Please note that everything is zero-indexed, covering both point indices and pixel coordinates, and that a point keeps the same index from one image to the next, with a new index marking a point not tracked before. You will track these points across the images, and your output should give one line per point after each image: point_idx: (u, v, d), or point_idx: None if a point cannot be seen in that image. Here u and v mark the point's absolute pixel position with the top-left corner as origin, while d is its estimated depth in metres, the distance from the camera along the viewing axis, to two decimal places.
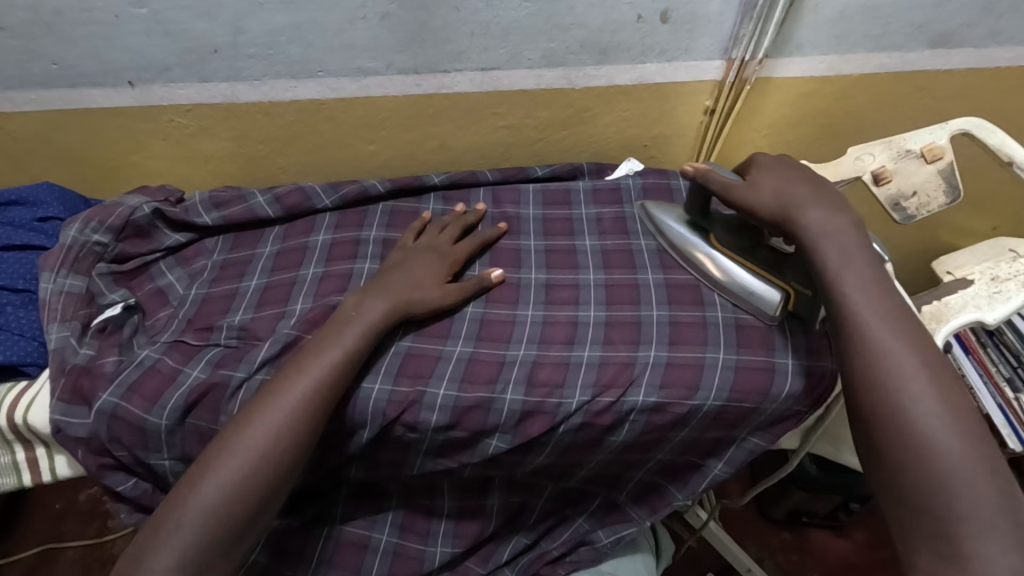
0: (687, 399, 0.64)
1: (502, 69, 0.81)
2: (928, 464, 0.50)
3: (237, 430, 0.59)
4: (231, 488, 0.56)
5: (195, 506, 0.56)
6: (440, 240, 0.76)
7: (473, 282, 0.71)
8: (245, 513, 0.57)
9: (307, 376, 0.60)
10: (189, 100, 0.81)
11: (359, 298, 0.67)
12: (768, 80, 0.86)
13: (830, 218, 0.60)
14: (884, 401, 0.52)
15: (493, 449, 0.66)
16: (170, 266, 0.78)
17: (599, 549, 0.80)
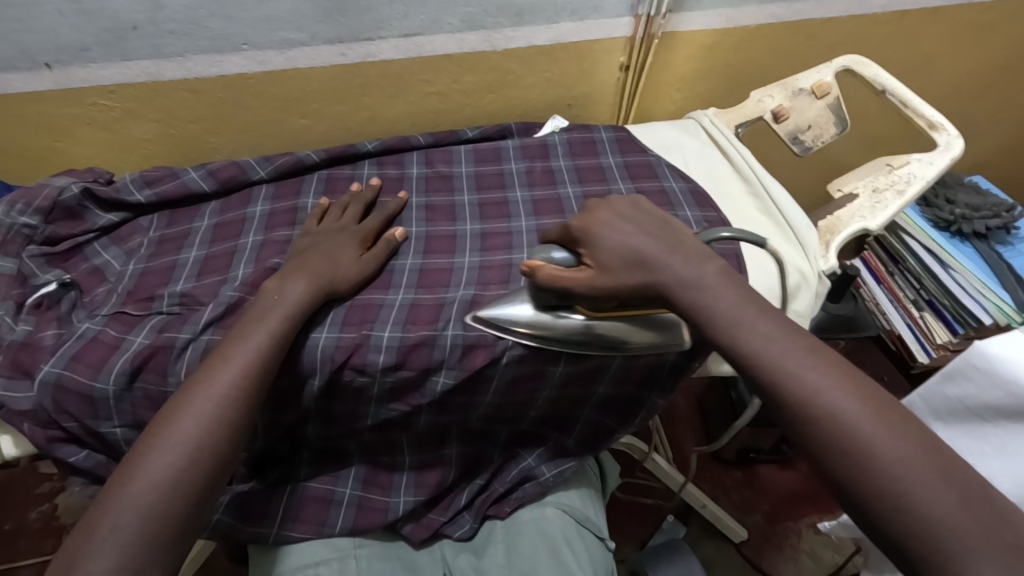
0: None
1: (426, 35, 0.85)
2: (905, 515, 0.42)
3: (164, 426, 0.55)
4: (168, 480, 0.52)
5: (128, 502, 0.50)
6: (344, 223, 0.76)
7: (384, 247, 0.74)
8: (182, 507, 0.52)
9: (238, 362, 0.59)
10: (112, 81, 0.81)
11: (280, 281, 0.67)
12: (674, 34, 0.92)
13: (691, 272, 0.55)
14: (839, 460, 0.45)
15: (441, 386, 0.69)
16: (105, 245, 0.78)
17: (543, 483, 0.83)
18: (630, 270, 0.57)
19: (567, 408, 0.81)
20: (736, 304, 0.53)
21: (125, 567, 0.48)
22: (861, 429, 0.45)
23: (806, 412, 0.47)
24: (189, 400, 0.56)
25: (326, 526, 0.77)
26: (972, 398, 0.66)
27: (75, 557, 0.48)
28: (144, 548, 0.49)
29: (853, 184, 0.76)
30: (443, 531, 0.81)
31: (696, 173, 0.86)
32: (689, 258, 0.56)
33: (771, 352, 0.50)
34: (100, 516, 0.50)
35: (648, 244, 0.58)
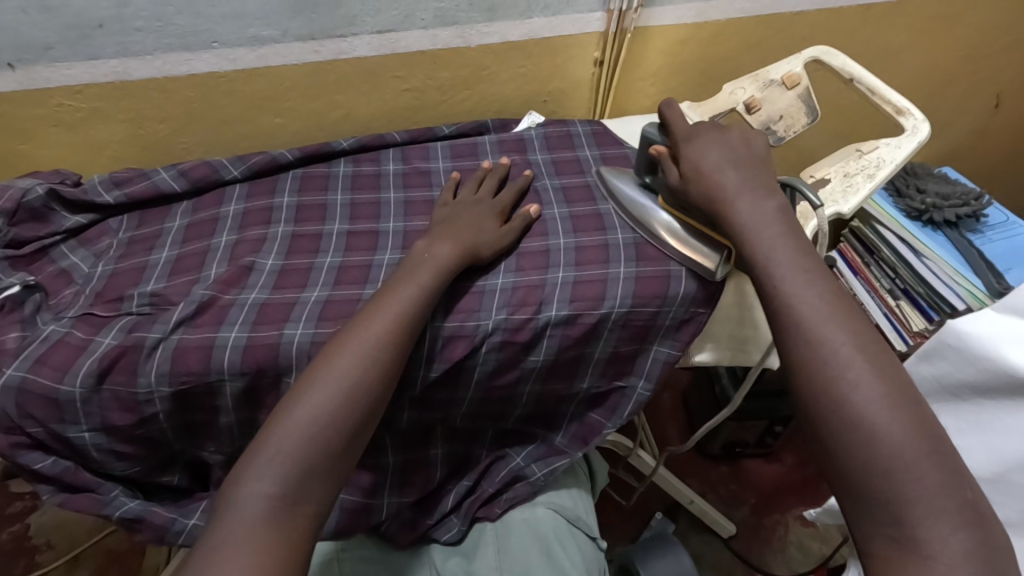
0: (597, 308, 0.70)
1: (399, 31, 0.84)
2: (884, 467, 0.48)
3: (324, 363, 0.59)
4: (327, 415, 0.56)
5: (294, 433, 0.54)
6: (481, 195, 0.78)
7: (520, 221, 0.75)
8: (334, 441, 0.56)
9: (388, 312, 0.63)
10: (77, 81, 0.79)
11: (428, 243, 0.71)
12: (647, 28, 0.93)
13: (757, 207, 0.64)
14: (835, 414, 0.51)
15: (422, 380, 0.69)
16: (72, 248, 0.76)
17: (534, 482, 0.80)
18: (695, 183, 0.67)
19: (552, 405, 0.81)
20: (785, 246, 0.60)
21: (283, 492, 0.52)
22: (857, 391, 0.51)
23: (815, 361, 0.53)
24: (342, 345, 0.60)
25: None
26: (947, 375, 0.67)
27: (246, 472, 0.53)
28: (301, 477, 0.53)
29: (824, 169, 0.76)
30: (432, 534, 0.78)
31: None
32: (756, 195, 0.65)
33: (806, 311, 0.55)
34: (267, 438, 0.54)
35: (729, 169, 0.67)
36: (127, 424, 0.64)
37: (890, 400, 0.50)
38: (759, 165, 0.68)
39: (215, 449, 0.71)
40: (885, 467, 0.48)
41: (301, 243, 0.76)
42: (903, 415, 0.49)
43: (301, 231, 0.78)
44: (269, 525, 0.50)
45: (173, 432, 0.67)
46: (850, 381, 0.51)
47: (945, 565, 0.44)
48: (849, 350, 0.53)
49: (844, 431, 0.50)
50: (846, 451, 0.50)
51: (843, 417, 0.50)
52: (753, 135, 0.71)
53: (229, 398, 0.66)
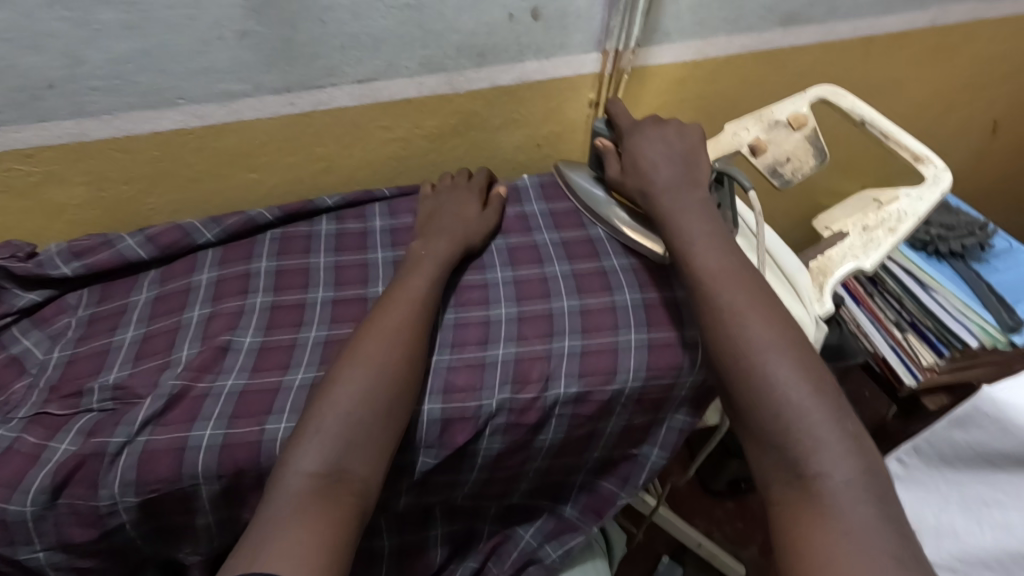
0: (609, 383, 0.65)
1: (383, 80, 0.79)
2: (776, 408, 0.52)
3: (352, 348, 0.61)
4: (364, 395, 0.57)
5: (332, 411, 0.56)
6: (464, 182, 0.82)
7: (497, 201, 0.80)
8: (372, 419, 0.56)
9: (409, 296, 0.65)
10: (27, 144, 0.72)
11: (425, 240, 0.72)
12: (645, 68, 0.89)
13: (685, 198, 0.67)
14: (735, 364, 0.55)
15: (420, 468, 0.63)
16: (25, 330, 0.69)
17: (548, 566, 0.73)
18: (632, 173, 0.72)
19: (562, 476, 0.74)
20: (705, 219, 0.65)
21: (322, 469, 0.53)
22: (756, 339, 0.56)
23: (720, 315, 0.58)
24: (365, 329, 0.62)
25: None
26: (982, 444, 0.62)
27: (292, 450, 0.54)
28: (342, 451, 0.54)
29: (841, 222, 0.73)
30: None
31: None
32: (687, 188, 0.68)
33: (713, 271, 0.61)
34: (308, 418, 0.56)
35: (663, 161, 0.70)
36: (88, 539, 0.56)
37: (779, 348, 0.55)
38: (695, 158, 0.71)
39: (192, 550, 0.63)
40: (776, 410, 0.52)
41: (282, 316, 0.70)
42: (792, 362, 0.54)
43: (282, 301, 0.72)
44: (312, 500, 0.51)
45: (144, 540, 0.60)
46: (758, 342, 0.55)
47: (834, 496, 0.48)
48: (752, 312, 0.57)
49: (742, 382, 0.55)
50: (743, 401, 0.54)
51: (740, 370, 0.55)
52: (691, 132, 0.74)
53: (206, 501, 0.59)
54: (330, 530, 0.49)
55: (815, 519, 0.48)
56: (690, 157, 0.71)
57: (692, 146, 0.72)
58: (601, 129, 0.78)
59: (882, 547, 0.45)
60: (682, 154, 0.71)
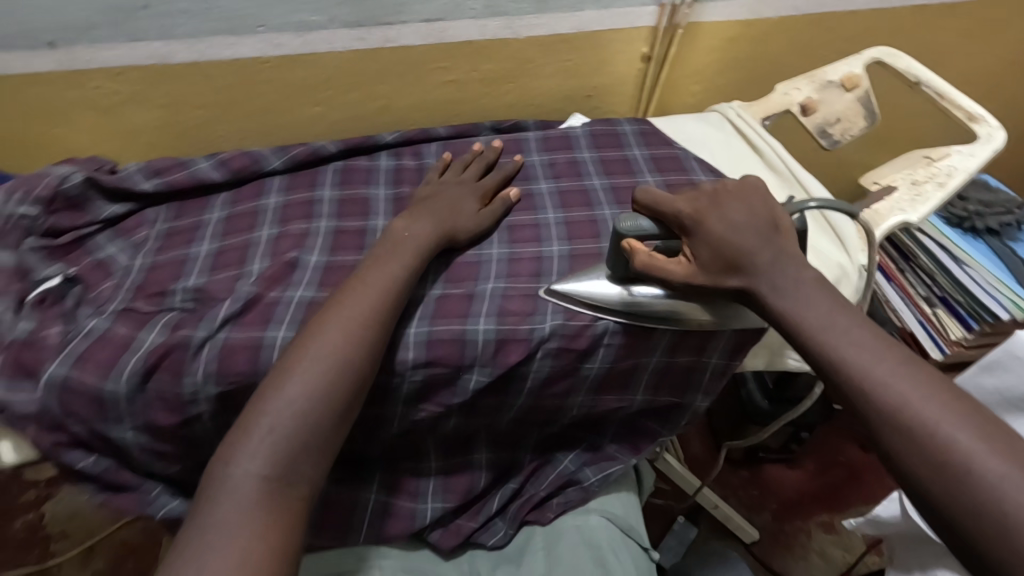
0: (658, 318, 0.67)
1: (447, 20, 0.82)
2: (964, 477, 0.47)
3: (307, 339, 0.57)
4: (316, 390, 0.54)
5: (282, 411, 0.53)
6: (465, 177, 0.78)
7: (500, 205, 0.75)
8: (326, 423, 0.54)
9: (376, 288, 0.61)
10: (119, 63, 0.78)
11: (408, 221, 0.69)
12: (698, 24, 0.91)
13: (751, 238, 0.61)
14: (897, 434, 0.50)
15: (473, 384, 0.65)
16: (109, 238, 0.73)
17: (587, 488, 0.77)
18: (728, 272, 0.61)
19: (605, 412, 0.77)
20: (756, 245, 0.60)
21: (272, 474, 0.51)
22: (911, 401, 0.51)
23: (854, 379, 0.53)
24: (325, 320, 0.58)
25: (348, 534, 0.70)
26: (1014, 387, 0.64)
27: (235, 451, 0.51)
28: (292, 458, 0.52)
29: (889, 177, 0.75)
30: (476, 539, 0.74)
31: (724, 165, 0.84)
32: (756, 233, 0.61)
33: (832, 330, 0.56)
34: (256, 417, 0.52)
35: (752, 241, 0.60)
36: (171, 425, 0.61)
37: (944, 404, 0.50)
38: (781, 226, 0.62)
39: None
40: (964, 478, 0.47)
41: (344, 240, 0.74)
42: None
43: (344, 227, 0.75)
44: (258, 508, 0.49)
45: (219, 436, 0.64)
46: (841, 365, 0.54)
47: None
48: (966, 436, 0.48)
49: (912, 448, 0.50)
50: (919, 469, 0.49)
51: (978, 515, 0.46)
52: (750, 193, 0.63)
53: None
54: (279, 539, 0.48)
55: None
56: (748, 197, 0.63)
57: (755, 190, 0.64)
58: (647, 229, 0.64)
59: None
60: (732, 195, 0.63)
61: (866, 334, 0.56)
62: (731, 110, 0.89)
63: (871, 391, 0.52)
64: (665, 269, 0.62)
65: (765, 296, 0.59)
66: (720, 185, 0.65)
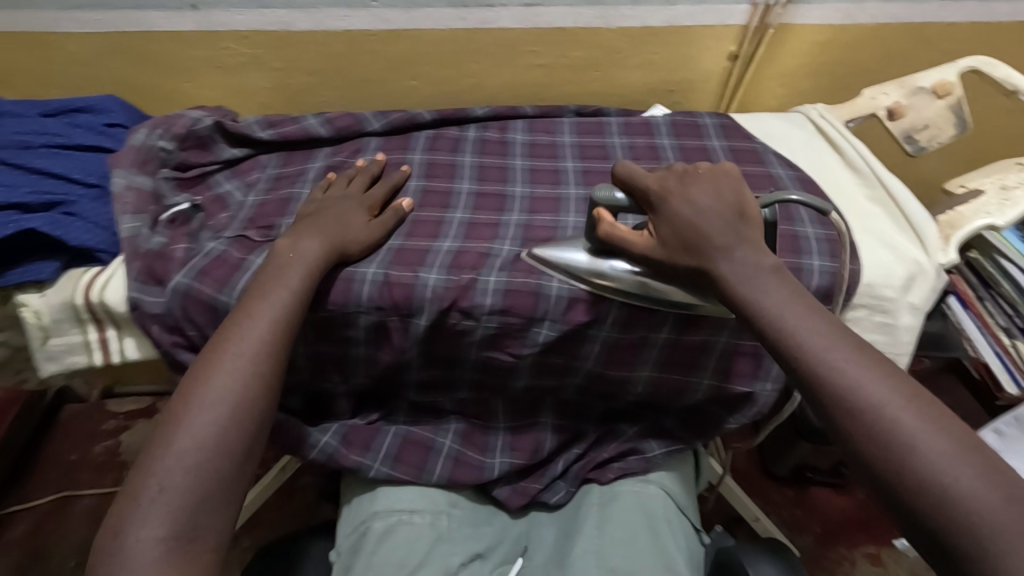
0: None
1: (545, 6, 0.87)
2: (886, 425, 0.48)
3: (196, 388, 0.56)
4: (209, 437, 0.53)
5: (175, 466, 0.51)
6: (350, 190, 0.74)
7: (392, 215, 0.72)
8: (224, 467, 0.53)
9: (262, 319, 0.59)
10: (247, 27, 0.87)
11: (294, 240, 0.66)
12: (789, 26, 0.93)
13: (715, 222, 0.60)
14: (820, 384, 0.51)
15: (543, 337, 0.69)
16: (227, 177, 0.82)
17: (649, 459, 0.78)
18: (685, 250, 0.60)
19: (670, 394, 0.78)
20: (724, 230, 0.59)
21: (174, 531, 0.49)
22: (831, 356, 0.52)
23: (780, 333, 0.54)
24: (215, 363, 0.57)
25: (424, 474, 0.75)
26: None
27: (128, 517, 0.49)
28: (194, 510, 0.51)
29: (977, 180, 0.79)
30: (540, 498, 0.78)
31: (803, 162, 0.85)
32: (722, 218, 0.60)
33: (771, 303, 0.55)
34: (143, 480, 0.51)
35: (716, 223, 0.59)
36: None
37: (857, 354, 0.52)
38: (748, 215, 0.61)
39: (342, 381, 0.75)
40: (886, 427, 0.48)
41: (431, 198, 0.78)
42: (978, 476, 0.45)
43: (432, 186, 0.80)
44: (163, 569, 0.48)
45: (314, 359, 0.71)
46: (777, 321, 0.54)
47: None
48: (905, 408, 0.49)
49: (835, 402, 0.50)
50: (841, 419, 0.50)
51: (894, 460, 0.47)
52: (722, 178, 0.64)
53: (363, 329, 0.69)
54: None
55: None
56: (716, 181, 0.64)
57: (730, 179, 0.64)
58: (621, 203, 0.64)
59: None
60: (706, 179, 0.63)
61: (814, 312, 0.55)
62: (815, 110, 0.91)
63: (824, 373, 0.51)
64: (627, 240, 0.62)
65: (724, 278, 0.57)
66: (692, 168, 0.66)
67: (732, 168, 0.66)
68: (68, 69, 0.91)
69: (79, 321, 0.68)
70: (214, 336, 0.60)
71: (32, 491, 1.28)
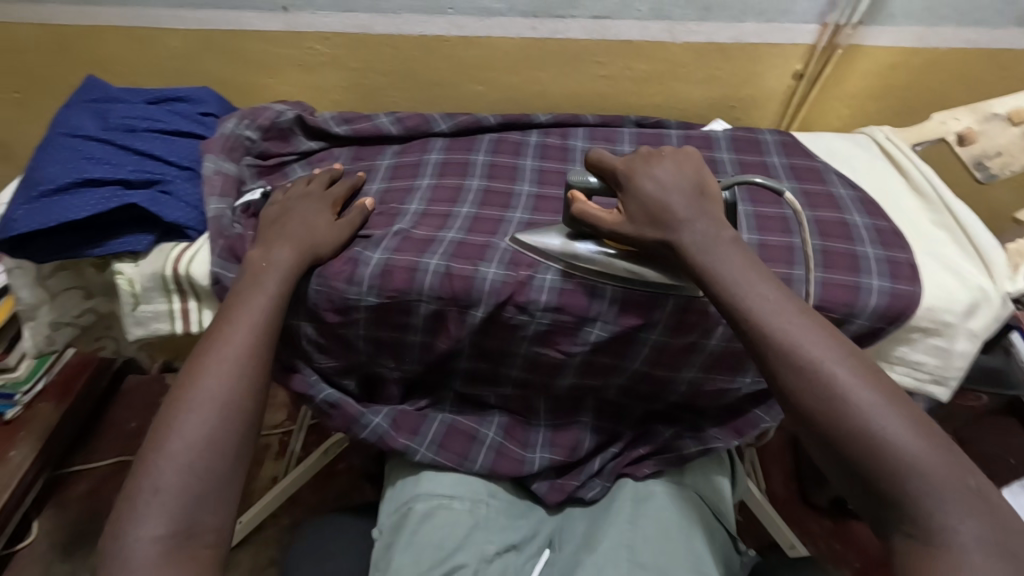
0: (840, 313, 0.68)
1: (614, 18, 0.90)
2: (827, 385, 0.53)
3: (186, 393, 0.60)
4: (200, 437, 0.57)
5: (169, 466, 0.55)
6: (313, 189, 0.78)
7: (355, 214, 0.76)
8: (217, 464, 0.57)
9: (245, 326, 0.64)
10: (331, 29, 0.93)
11: (265, 249, 0.70)
12: (859, 47, 0.93)
13: (675, 197, 0.62)
14: (769, 346, 0.55)
15: (594, 336, 0.71)
16: (302, 167, 0.88)
17: (686, 455, 0.79)
18: (651, 225, 0.62)
19: (711, 399, 0.79)
20: (687, 205, 0.62)
21: (174, 526, 0.53)
22: (779, 320, 0.55)
23: (734, 299, 0.57)
24: (203, 371, 0.61)
25: (467, 463, 0.77)
26: None
27: (129, 520, 0.53)
28: (191, 505, 0.55)
29: None
30: (577, 495, 0.79)
31: (866, 183, 0.84)
32: (684, 193, 0.63)
33: (730, 271, 0.58)
34: (140, 481, 0.55)
35: (678, 199, 0.62)
36: (336, 321, 0.73)
37: (802, 318, 0.56)
38: (709, 192, 0.64)
39: (396, 367, 0.79)
40: (829, 386, 0.53)
41: (491, 198, 0.81)
42: (900, 417, 0.51)
43: (493, 187, 0.83)
44: (165, 564, 0.52)
45: (372, 343, 0.75)
46: (733, 290, 0.57)
47: (965, 555, 0.46)
48: (848, 371, 0.53)
49: (783, 364, 0.54)
50: (787, 377, 0.54)
51: (834, 413, 0.52)
52: (685, 159, 0.67)
53: (421, 317, 0.72)
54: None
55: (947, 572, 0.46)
56: (678, 158, 0.66)
57: (691, 158, 0.67)
58: (593, 185, 0.69)
59: (954, 483, 0.49)
60: (669, 158, 0.66)
61: (769, 282, 0.58)
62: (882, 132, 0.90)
63: (771, 336, 0.55)
64: (596, 216, 0.65)
65: (687, 248, 0.60)
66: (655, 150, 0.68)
67: (693, 149, 0.69)
68: (166, 62, 0.99)
69: (165, 290, 0.74)
70: (195, 351, 0.64)
71: (95, 452, 1.38)
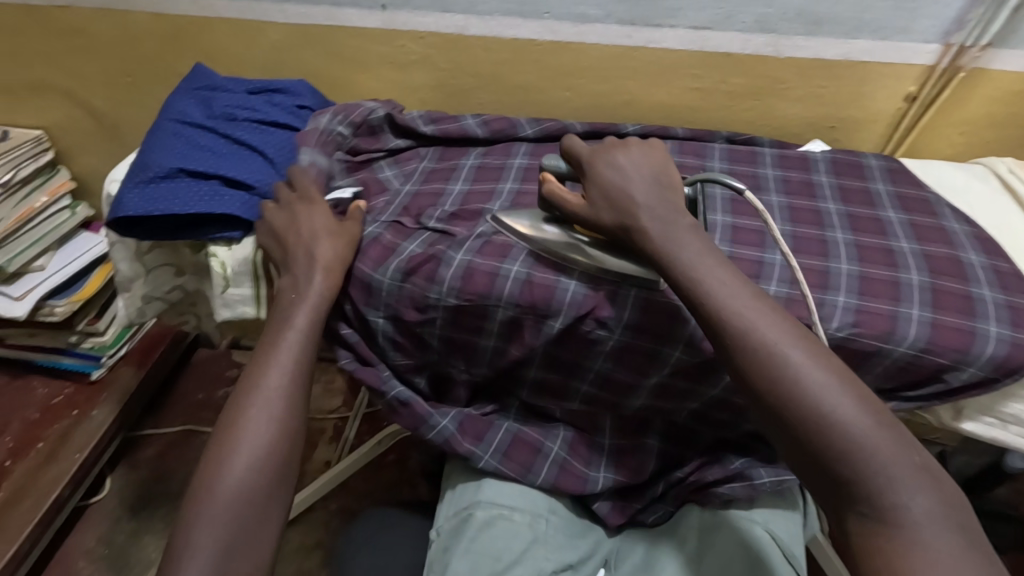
0: (957, 358, 0.63)
1: (715, 30, 0.87)
2: (783, 369, 0.54)
3: (231, 424, 0.64)
4: (243, 467, 0.61)
5: (217, 495, 0.60)
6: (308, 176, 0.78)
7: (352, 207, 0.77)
8: (257, 493, 0.61)
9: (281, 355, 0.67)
10: (425, 29, 0.94)
11: (293, 279, 0.70)
12: (984, 71, 0.86)
13: (637, 183, 0.65)
14: (726, 329, 0.56)
15: (675, 359, 0.69)
16: (388, 164, 0.89)
17: (756, 488, 0.74)
18: (609, 209, 0.65)
19: None
20: (651, 194, 0.64)
21: (219, 553, 0.57)
22: (733, 305, 0.57)
23: (694, 282, 0.58)
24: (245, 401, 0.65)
25: (530, 476, 0.76)
26: None
27: (179, 543, 0.57)
28: (234, 532, 0.59)
29: None
30: (637, 518, 0.77)
31: (985, 218, 0.77)
32: (648, 181, 0.65)
33: (689, 255, 0.59)
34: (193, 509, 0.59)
35: (641, 186, 0.65)
36: (413, 319, 0.72)
37: (756, 303, 0.57)
38: (671, 183, 0.67)
39: (464, 369, 0.78)
40: (782, 370, 0.54)
41: None
42: (851, 398, 0.52)
43: None
44: None
45: (443, 343, 0.75)
46: (694, 276, 0.58)
47: (917, 531, 0.48)
48: (799, 352, 0.54)
49: (738, 347, 0.55)
50: (742, 359, 0.55)
51: (784, 395, 0.53)
52: (652, 152, 0.70)
53: (498, 322, 0.71)
54: None
55: (902, 551, 0.48)
56: (638, 148, 0.69)
57: (657, 154, 0.70)
58: (562, 170, 0.73)
59: (904, 461, 0.50)
60: (633, 148, 0.69)
61: (727, 271, 0.59)
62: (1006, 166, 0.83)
63: (727, 318, 0.56)
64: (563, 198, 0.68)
65: (649, 231, 0.62)
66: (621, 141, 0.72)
67: (659, 144, 0.71)
68: (266, 53, 1.02)
69: (254, 275, 0.77)
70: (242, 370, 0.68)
71: (163, 419, 1.45)
